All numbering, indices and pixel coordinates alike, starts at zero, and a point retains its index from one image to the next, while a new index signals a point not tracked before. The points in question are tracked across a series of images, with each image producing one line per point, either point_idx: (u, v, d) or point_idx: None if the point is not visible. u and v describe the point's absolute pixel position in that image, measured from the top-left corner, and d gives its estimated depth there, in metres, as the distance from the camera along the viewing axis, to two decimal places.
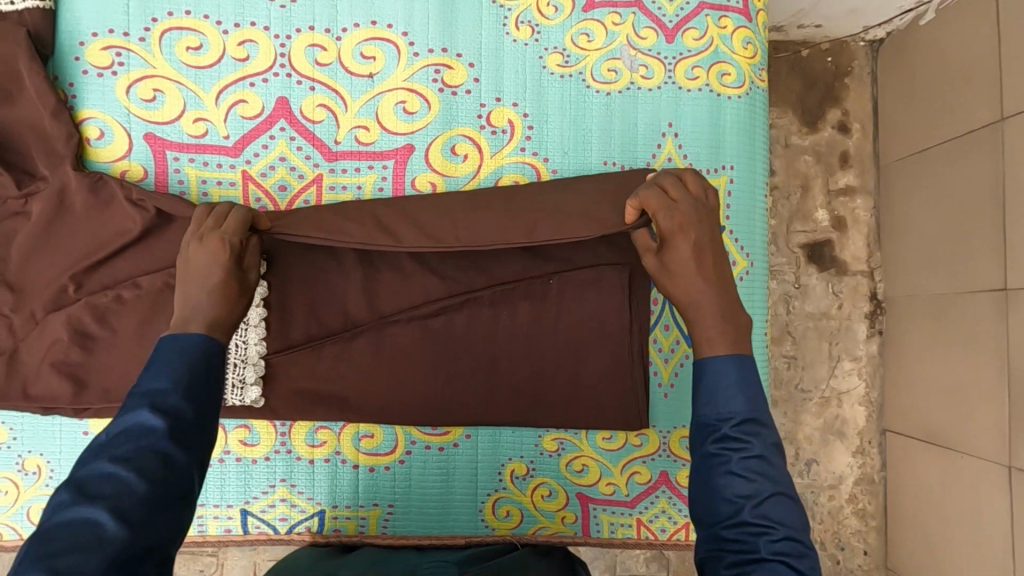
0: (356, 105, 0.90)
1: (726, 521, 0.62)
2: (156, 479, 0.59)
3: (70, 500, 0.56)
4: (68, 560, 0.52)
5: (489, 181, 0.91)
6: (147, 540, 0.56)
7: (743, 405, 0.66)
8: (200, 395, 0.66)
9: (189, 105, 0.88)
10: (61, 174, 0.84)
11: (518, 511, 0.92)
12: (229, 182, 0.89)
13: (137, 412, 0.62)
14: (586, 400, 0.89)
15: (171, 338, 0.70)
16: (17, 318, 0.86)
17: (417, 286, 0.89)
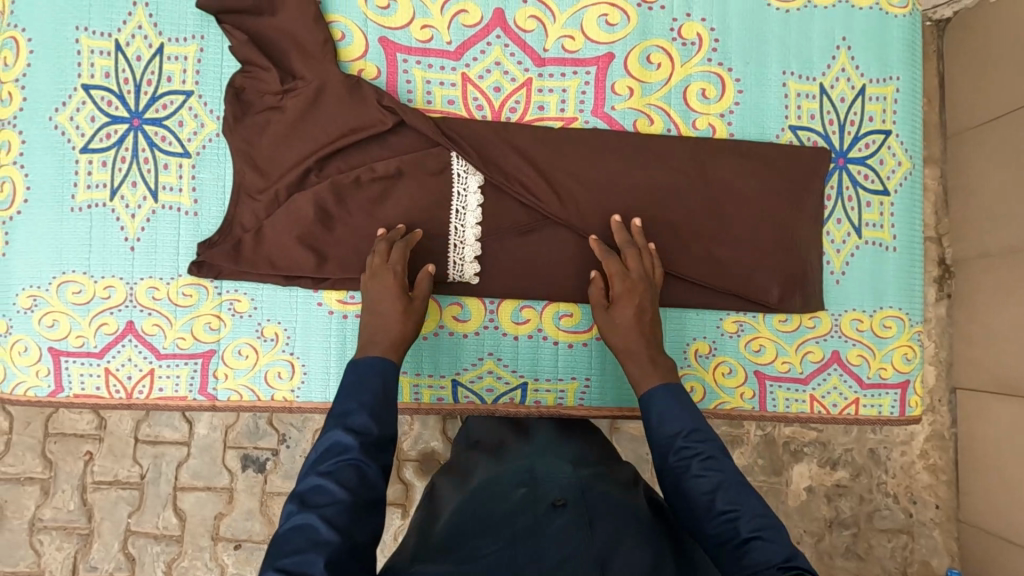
0: (564, 17, 1.00)
1: (708, 509, 0.73)
2: (356, 490, 0.70)
3: (296, 508, 0.69)
4: (291, 559, 0.63)
5: (678, 89, 1.01)
6: (354, 546, 0.66)
7: (687, 419, 0.81)
8: (384, 417, 0.79)
9: (418, 14, 0.98)
10: (321, 74, 0.95)
11: (701, 387, 1.01)
12: (450, 83, 0.99)
13: (336, 432, 0.75)
14: (771, 285, 0.98)
15: (354, 362, 0.85)
16: (263, 199, 0.96)
17: (620, 180, 0.99)
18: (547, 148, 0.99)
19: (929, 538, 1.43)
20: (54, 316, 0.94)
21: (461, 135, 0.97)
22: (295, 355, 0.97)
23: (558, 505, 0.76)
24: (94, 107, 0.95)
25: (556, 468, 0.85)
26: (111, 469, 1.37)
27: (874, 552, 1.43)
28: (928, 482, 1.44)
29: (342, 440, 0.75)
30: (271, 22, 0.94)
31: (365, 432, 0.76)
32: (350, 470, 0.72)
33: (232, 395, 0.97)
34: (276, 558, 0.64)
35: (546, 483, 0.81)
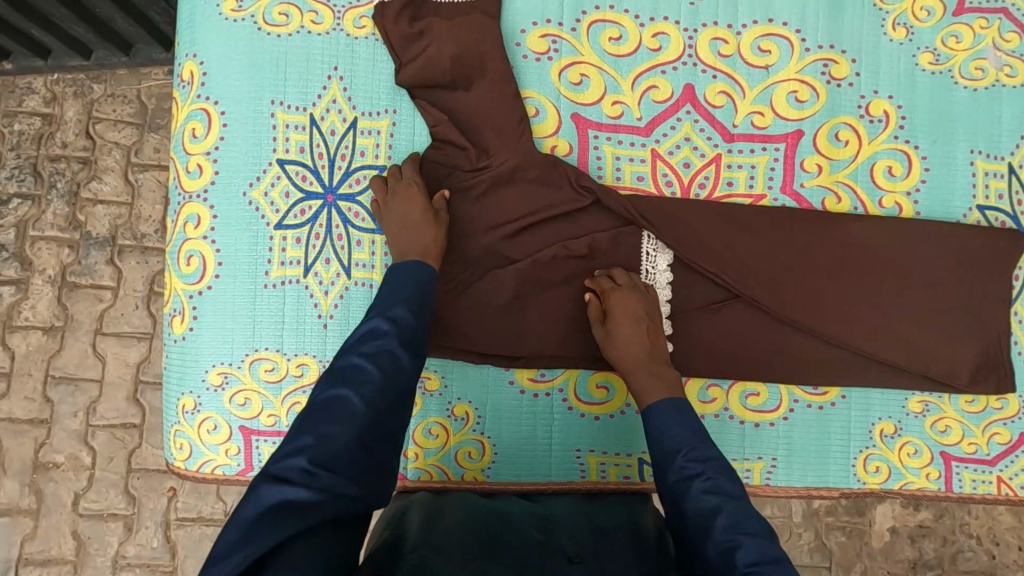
0: (753, 93, 0.99)
1: (704, 544, 0.71)
2: (386, 372, 0.74)
3: (330, 382, 0.73)
4: (329, 427, 0.67)
5: (865, 166, 1.00)
6: (381, 419, 0.71)
7: (686, 435, 0.81)
8: (420, 312, 0.82)
9: (610, 89, 0.97)
10: (519, 151, 0.94)
11: (887, 467, 1.00)
12: (640, 159, 0.98)
13: (372, 320, 0.79)
14: (961, 368, 0.97)
15: (394, 265, 0.87)
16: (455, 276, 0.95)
17: (811, 260, 0.98)
18: (738, 226, 0.98)
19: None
20: (245, 394, 0.93)
21: (655, 213, 0.96)
22: (486, 435, 0.96)
23: (574, 560, 0.72)
24: (288, 182, 0.93)
25: (576, 527, 0.83)
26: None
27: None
28: (1010, 524, 1.53)
29: (380, 327, 0.78)
30: (470, 100, 0.93)
31: (399, 327, 0.79)
32: (384, 354, 0.75)
33: (422, 474, 0.95)
34: (311, 427, 0.68)
35: (560, 536, 0.80)
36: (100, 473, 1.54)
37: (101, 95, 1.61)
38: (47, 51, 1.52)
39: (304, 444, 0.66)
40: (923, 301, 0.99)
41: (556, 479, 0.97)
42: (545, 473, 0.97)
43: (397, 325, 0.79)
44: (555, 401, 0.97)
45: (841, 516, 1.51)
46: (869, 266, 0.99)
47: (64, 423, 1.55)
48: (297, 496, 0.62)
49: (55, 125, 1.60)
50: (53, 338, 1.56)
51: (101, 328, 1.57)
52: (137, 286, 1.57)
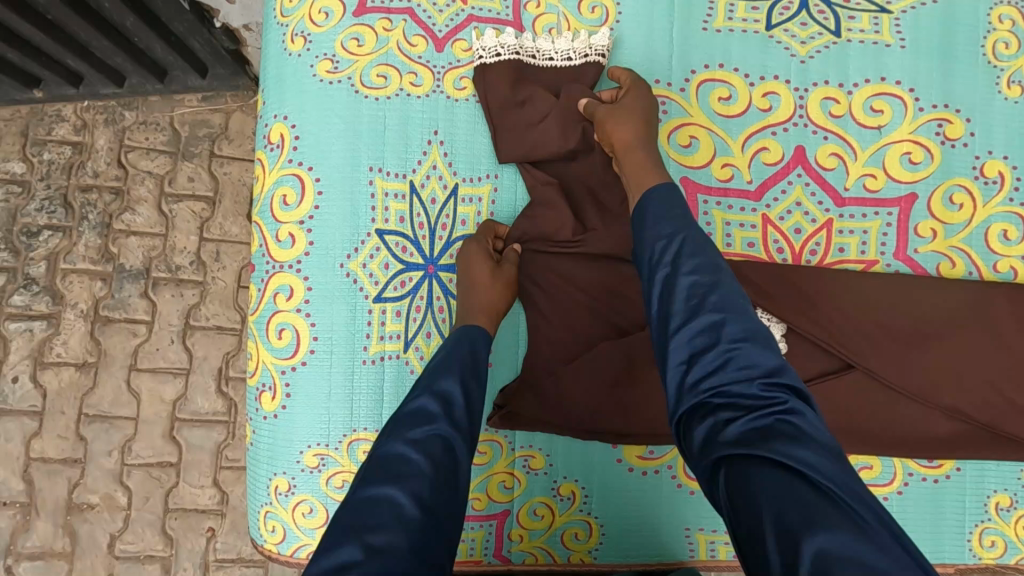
0: (865, 154, 0.96)
1: (722, 430, 0.59)
2: (442, 462, 0.66)
3: (376, 477, 0.64)
4: (380, 537, 0.58)
5: (980, 230, 0.97)
6: (440, 523, 0.62)
7: (686, 296, 0.68)
8: (471, 387, 0.76)
9: (719, 152, 0.94)
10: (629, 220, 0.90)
11: (1003, 542, 0.96)
12: (750, 224, 0.94)
13: (419, 399, 0.72)
14: None
15: (459, 334, 0.81)
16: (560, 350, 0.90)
17: (930, 329, 0.94)
18: (854, 292, 0.94)
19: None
20: (343, 476, 0.88)
21: (769, 282, 0.92)
22: (593, 515, 0.91)
23: None
24: (388, 253, 0.89)
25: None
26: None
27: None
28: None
29: (428, 408, 0.71)
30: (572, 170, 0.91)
31: (449, 409, 0.72)
32: (437, 440, 0.68)
33: (527, 557, 0.91)
34: (359, 535, 0.58)
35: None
36: (137, 514, 1.46)
37: (133, 122, 1.55)
38: (80, 79, 1.44)
39: (351, 555, 0.57)
40: None
41: (665, 561, 0.92)
42: (654, 555, 0.92)
43: (446, 405, 0.72)
44: (664, 479, 0.92)
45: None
46: (988, 334, 0.95)
47: (99, 462, 1.47)
48: None
49: (85, 154, 1.53)
50: (86, 374, 1.49)
51: (136, 364, 1.49)
52: (173, 320, 1.50)
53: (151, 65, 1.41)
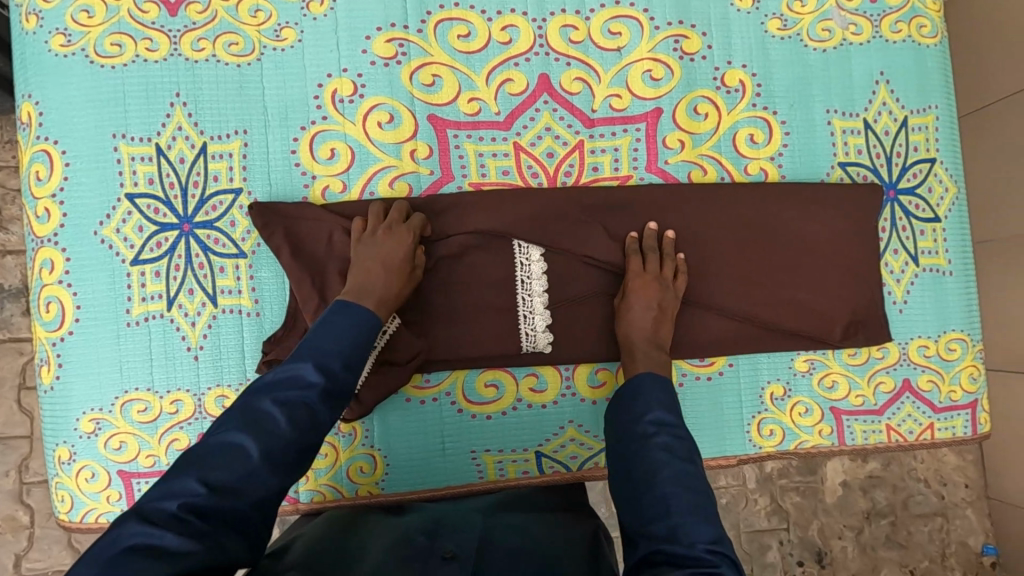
0: (608, 76, 1.00)
1: (647, 528, 0.70)
2: (301, 429, 0.68)
3: (238, 424, 0.66)
4: (219, 477, 0.61)
5: (727, 136, 1.02)
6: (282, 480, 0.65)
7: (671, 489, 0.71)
8: (356, 363, 0.76)
9: (464, 87, 0.97)
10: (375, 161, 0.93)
11: (780, 429, 1.02)
12: (503, 153, 0.98)
13: (304, 365, 0.72)
14: (837, 325, 0.99)
15: (343, 305, 0.80)
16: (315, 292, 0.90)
17: (685, 236, 0.99)
18: (613, 205, 0.98)
19: (963, 518, 1.54)
20: (121, 437, 0.90)
21: (523, 206, 0.96)
22: (376, 447, 0.95)
23: (446, 558, 0.69)
24: (140, 216, 0.91)
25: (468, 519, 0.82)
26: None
27: (914, 539, 1.53)
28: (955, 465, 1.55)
29: (308, 377, 0.71)
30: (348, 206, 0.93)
31: (331, 380, 0.73)
32: (303, 407, 0.69)
33: (315, 495, 0.94)
34: (200, 470, 0.61)
35: (445, 537, 0.75)
36: (40, 531, 1.30)
37: None
38: None
39: (189, 488, 0.59)
40: (798, 260, 1.00)
41: (453, 483, 0.96)
42: (442, 480, 0.96)
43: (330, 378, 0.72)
44: (443, 406, 0.96)
45: (795, 478, 1.51)
46: (741, 231, 0.99)
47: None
48: (165, 543, 0.55)
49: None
50: None
51: (24, 384, 1.32)
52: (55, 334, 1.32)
53: None
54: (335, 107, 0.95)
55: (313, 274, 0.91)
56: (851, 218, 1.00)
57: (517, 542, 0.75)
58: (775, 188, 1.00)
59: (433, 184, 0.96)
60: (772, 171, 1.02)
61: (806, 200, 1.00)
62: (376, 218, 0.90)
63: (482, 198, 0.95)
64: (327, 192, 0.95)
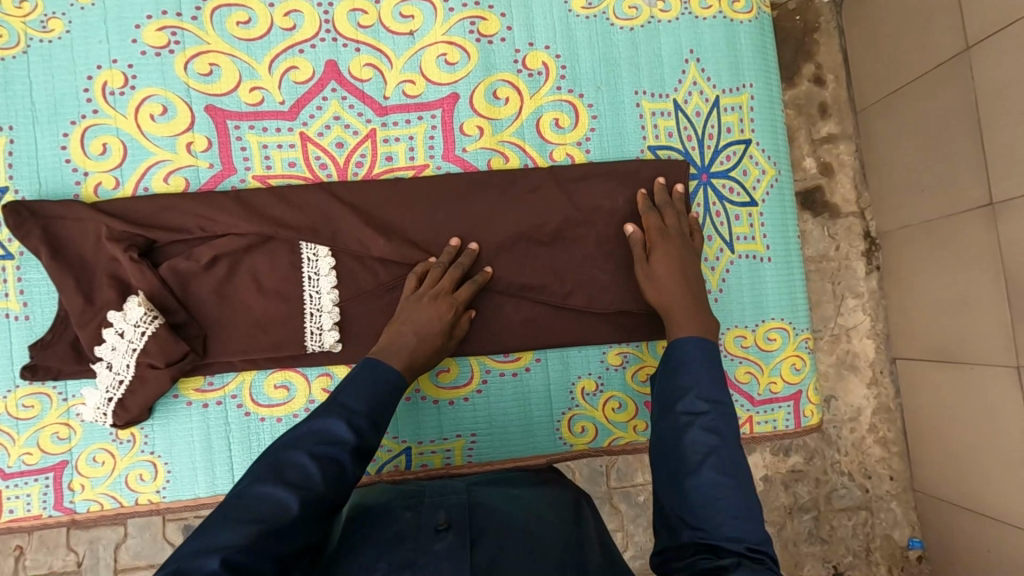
0: (401, 61, 0.96)
1: (688, 485, 0.66)
2: (331, 487, 0.65)
3: (263, 479, 0.63)
4: (253, 532, 0.58)
5: (530, 121, 0.97)
6: (305, 534, 0.62)
7: (706, 454, 0.67)
8: (383, 417, 0.73)
9: (244, 76, 0.93)
10: None
11: (593, 426, 0.97)
12: (288, 144, 0.94)
13: (335, 420, 0.69)
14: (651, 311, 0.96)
15: (369, 363, 0.78)
16: (76, 293, 0.86)
17: (484, 227, 0.94)
18: (405, 197, 0.94)
19: (889, 511, 1.40)
20: None
21: (306, 201, 0.92)
22: (157, 454, 0.91)
23: (440, 530, 0.65)
24: None
25: (449, 488, 0.77)
26: (45, 562, 1.25)
27: (837, 533, 1.40)
28: (880, 455, 1.41)
29: (339, 432, 0.68)
30: (116, 204, 0.89)
31: (361, 438, 0.69)
32: (334, 463, 0.66)
33: (92, 505, 0.90)
34: (232, 527, 0.58)
35: (432, 506, 0.72)
36: None
37: None
38: None
39: (225, 543, 0.56)
40: (604, 246, 0.96)
41: None
42: (228, 486, 0.92)
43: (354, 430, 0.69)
44: (229, 410, 0.92)
45: None
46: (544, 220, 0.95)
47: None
48: None
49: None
50: None
51: None
52: None
53: None
54: (106, 100, 0.91)
55: (77, 275, 0.87)
56: None
57: (507, 512, 0.71)
58: (579, 175, 0.96)
59: (213, 178, 0.92)
60: (581, 155, 0.98)
61: (611, 185, 0.96)
62: (428, 281, 0.88)
63: (262, 192, 0.92)
64: (100, 189, 0.91)
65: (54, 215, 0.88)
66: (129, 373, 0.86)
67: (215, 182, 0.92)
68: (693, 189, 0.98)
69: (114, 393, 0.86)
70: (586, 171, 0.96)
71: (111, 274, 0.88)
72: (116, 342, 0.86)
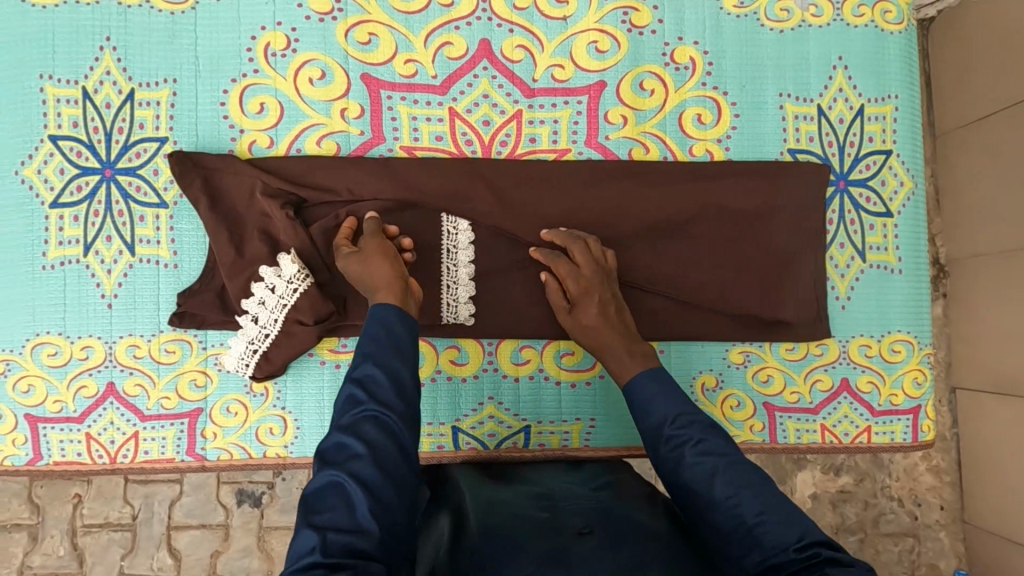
0: (552, 46, 0.97)
1: (730, 533, 0.63)
2: (383, 444, 0.63)
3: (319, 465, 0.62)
4: (327, 517, 0.57)
5: (673, 115, 0.98)
6: (385, 491, 0.61)
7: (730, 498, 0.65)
8: (394, 360, 0.70)
9: (401, 48, 0.95)
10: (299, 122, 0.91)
11: (710, 422, 0.98)
12: (437, 118, 0.95)
13: (345, 385, 0.68)
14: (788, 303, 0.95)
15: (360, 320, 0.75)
16: (229, 246, 0.89)
17: (619, 218, 0.95)
18: (546, 179, 0.95)
19: (936, 541, 1.37)
20: (29, 380, 0.89)
21: (453, 176, 0.94)
22: (287, 410, 0.93)
23: (583, 533, 0.66)
24: (62, 158, 0.90)
25: (574, 494, 0.78)
26: (102, 511, 1.24)
27: (882, 558, 1.36)
28: (932, 484, 1.38)
29: (355, 393, 0.67)
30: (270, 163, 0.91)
31: (382, 387, 0.68)
32: (369, 421, 0.65)
33: (222, 454, 0.92)
34: (307, 520, 0.58)
35: (566, 510, 0.73)
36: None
37: None
38: None
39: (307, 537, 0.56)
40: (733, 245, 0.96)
41: None
42: None
43: (370, 386, 0.68)
44: None
45: None
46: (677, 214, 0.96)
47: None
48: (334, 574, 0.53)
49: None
50: None
51: None
52: None
53: None
54: (267, 61, 0.93)
55: (231, 229, 0.89)
56: (791, 209, 0.96)
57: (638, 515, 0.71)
58: (716, 171, 0.97)
59: (362, 145, 0.94)
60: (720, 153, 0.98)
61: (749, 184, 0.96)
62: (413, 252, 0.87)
63: (411, 163, 0.94)
64: (254, 146, 0.93)
65: (214, 168, 0.90)
66: (276, 327, 0.88)
67: (364, 150, 0.94)
68: (830, 195, 0.98)
69: (259, 345, 0.88)
70: (722, 170, 0.97)
71: (263, 231, 0.90)
72: (264, 297, 0.88)
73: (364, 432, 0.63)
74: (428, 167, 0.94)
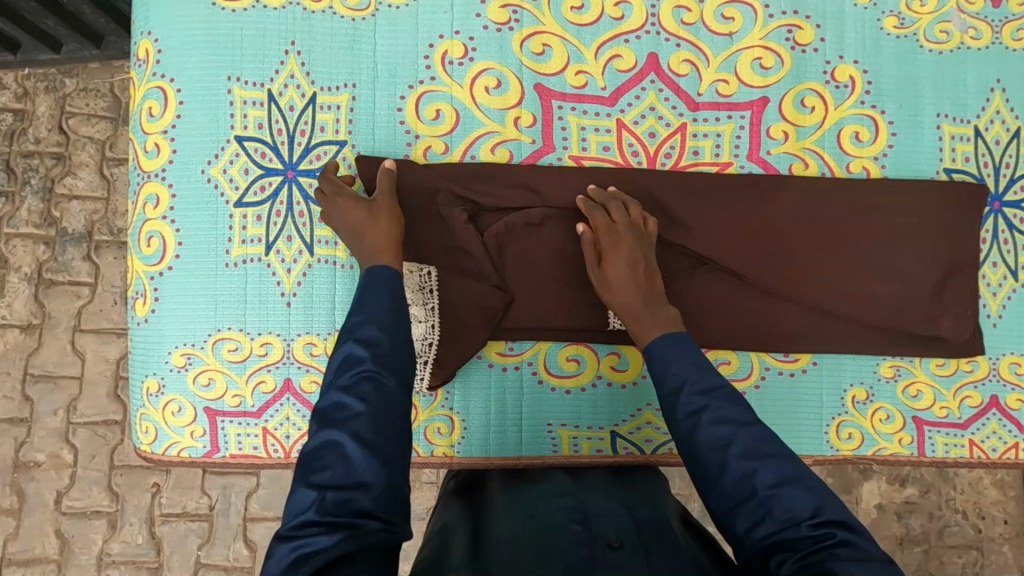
0: (717, 61, 0.99)
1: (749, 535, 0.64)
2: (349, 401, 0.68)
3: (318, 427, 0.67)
4: (325, 478, 0.62)
5: (832, 132, 1.00)
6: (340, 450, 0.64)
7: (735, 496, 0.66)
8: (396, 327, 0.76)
9: (572, 59, 0.97)
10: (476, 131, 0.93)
11: (860, 434, 1.00)
12: (605, 129, 0.97)
13: (343, 348, 0.73)
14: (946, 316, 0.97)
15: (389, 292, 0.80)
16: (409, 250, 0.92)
17: (780, 231, 0.98)
18: (710, 191, 0.97)
19: (999, 554, 1.41)
20: (209, 374, 0.92)
21: (621, 185, 0.96)
22: (455, 410, 0.96)
23: (614, 546, 0.67)
24: (247, 159, 0.92)
25: (610, 508, 0.78)
26: (179, 501, 1.40)
27: (946, 569, 1.40)
28: (996, 498, 1.42)
29: (353, 353, 0.72)
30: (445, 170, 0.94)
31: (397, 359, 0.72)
32: (367, 380, 0.69)
33: None
34: (304, 478, 0.63)
35: (599, 524, 0.73)
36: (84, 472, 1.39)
37: (74, 89, 1.45)
38: (61, 46, 1.36)
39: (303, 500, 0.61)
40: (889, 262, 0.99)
41: (527, 455, 0.95)
42: (516, 449, 0.96)
43: (365, 347, 0.73)
44: (524, 376, 0.96)
45: None
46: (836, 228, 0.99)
47: (45, 421, 1.40)
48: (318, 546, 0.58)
49: (27, 121, 1.44)
50: (30, 336, 1.40)
51: (79, 325, 1.42)
52: (115, 283, 1.42)
53: (81, 29, 1.32)
54: (444, 69, 0.95)
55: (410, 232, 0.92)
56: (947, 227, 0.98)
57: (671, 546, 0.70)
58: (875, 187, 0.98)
59: (533, 153, 0.96)
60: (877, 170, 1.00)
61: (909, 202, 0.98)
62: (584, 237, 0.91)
63: (580, 172, 0.96)
64: (429, 152, 0.95)
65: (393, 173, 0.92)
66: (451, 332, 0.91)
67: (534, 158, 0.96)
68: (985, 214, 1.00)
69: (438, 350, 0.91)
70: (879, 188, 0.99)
71: None
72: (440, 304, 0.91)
73: (361, 390, 0.68)
74: (598, 176, 0.96)
